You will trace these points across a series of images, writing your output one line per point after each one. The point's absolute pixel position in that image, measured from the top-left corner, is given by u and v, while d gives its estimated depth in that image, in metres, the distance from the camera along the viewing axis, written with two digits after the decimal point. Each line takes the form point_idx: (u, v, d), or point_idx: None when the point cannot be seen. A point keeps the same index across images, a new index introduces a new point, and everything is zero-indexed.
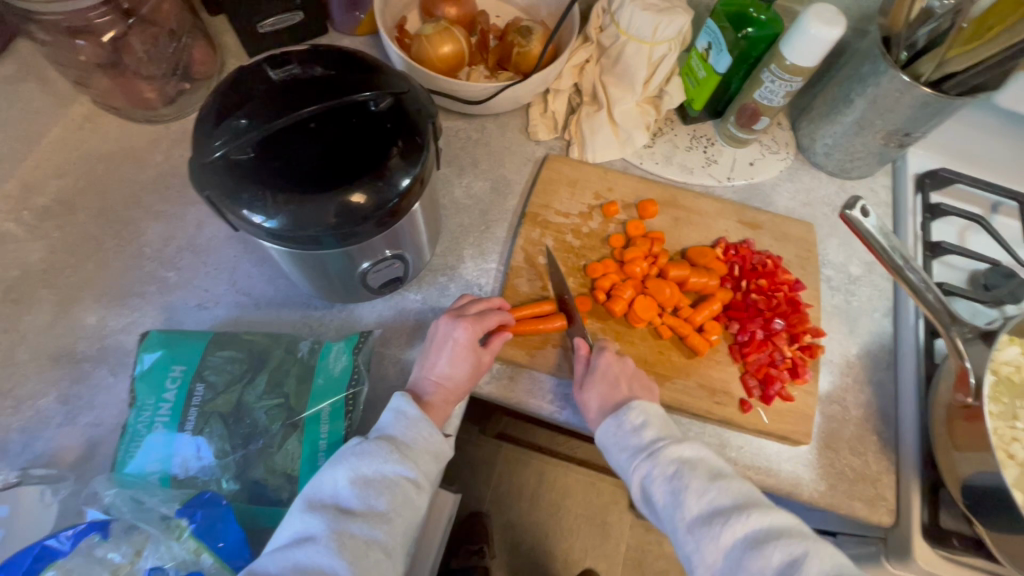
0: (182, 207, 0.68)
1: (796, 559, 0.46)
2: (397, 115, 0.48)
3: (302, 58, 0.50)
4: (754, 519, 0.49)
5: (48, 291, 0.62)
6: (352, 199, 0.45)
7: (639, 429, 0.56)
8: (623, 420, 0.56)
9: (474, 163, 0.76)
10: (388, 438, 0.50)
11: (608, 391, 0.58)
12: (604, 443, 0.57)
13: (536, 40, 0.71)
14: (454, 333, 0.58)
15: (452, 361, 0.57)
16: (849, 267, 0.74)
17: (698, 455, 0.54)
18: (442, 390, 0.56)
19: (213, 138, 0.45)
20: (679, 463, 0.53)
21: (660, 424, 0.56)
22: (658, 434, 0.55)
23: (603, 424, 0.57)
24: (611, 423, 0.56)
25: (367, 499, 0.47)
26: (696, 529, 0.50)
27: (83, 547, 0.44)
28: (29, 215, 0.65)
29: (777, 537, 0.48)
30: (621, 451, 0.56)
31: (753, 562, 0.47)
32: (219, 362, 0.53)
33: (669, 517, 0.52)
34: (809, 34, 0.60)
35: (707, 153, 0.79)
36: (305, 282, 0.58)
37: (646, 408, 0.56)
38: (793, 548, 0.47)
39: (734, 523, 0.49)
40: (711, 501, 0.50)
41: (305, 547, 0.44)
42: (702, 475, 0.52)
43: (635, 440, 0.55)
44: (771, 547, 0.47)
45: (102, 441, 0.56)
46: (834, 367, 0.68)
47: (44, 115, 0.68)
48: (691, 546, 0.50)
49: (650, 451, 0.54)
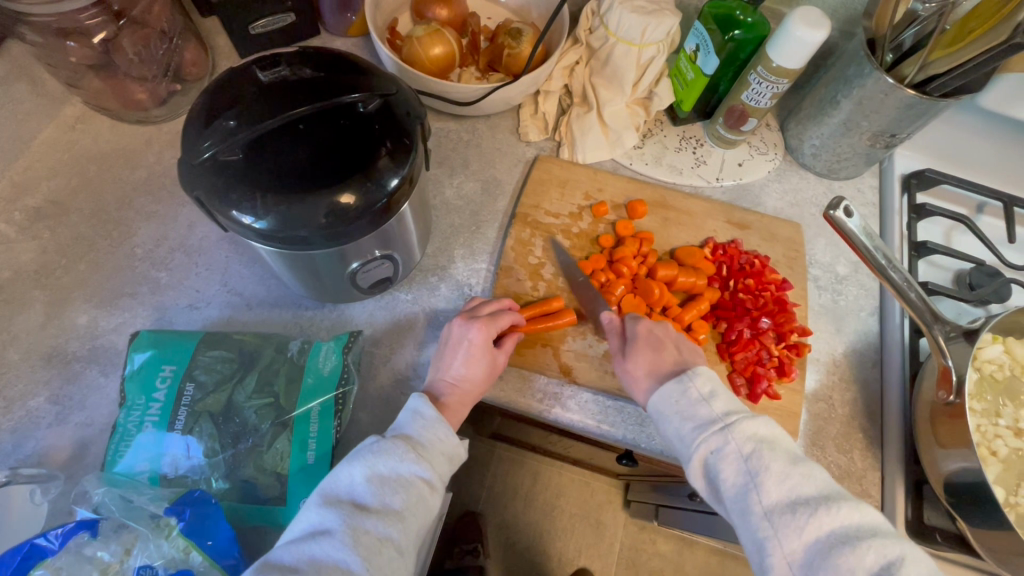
0: (173, 207, 0.68)
1: (889, 563, 0.42)
2: (385, 116, 0.48)
3: (291, 60, 0.50)
4: (844, 514, 0.44)
5: (40, 291, 0.62)
6: (341, 200, 0.45)
7: (708, 401, 0.53)
8: (688, 387, 0.54)
9: (465, 164, 0.76)
10: (404, 437, 0.51)
11: (654, 354, 0.59)
12: (666, 412, 0.54)
13: (526, 41, 0.71)
14: (469, 335, 0.59)
15: (467, 363, 0.58)
16: (836, 266, 0.75)
17: (774, 436, 0.50)
18: (457, 392, 0.57)
19: (202, 140, 0.45)
20: (756, 441, 0.49)
21: (730, 398, 0.53)
22: (729, 409, 0.52)
23: (663, 390, 0.55)
24: (674, 390, 0.54)
25: (382, 496, 0.47)
26: (773, 514, 0.46)
27: (71, 546, 0.44)
28: (20, 216, 0.65)
29: (869, 536, 0.43)
30: (686, 421, 0.53)
31: (840, 559, 0.42)
32: (208, 361, 0.54)
33: (740, 497, 0.48)
34: (795, 36, 0.60)
35: (697, 153, 0.80)
36: (296, 282, 0.58)
37: (712, 378, 0.54)
38: (887, 550, 0.43)
39: (820, 513, 0.45)
40: (792, 488, 0.46)
41: (321, 541, 0.44)
42: (781, 459, 0.48)
43: (704, 412, 0.52)
44: (862, 545, 0.43)
45: (93, 440, 0.56)
46: (821, 366, 0.68)
47: (35, 116, 0.68)
48: (766, 532, 0.45)
49: (723, 425, 0.51)
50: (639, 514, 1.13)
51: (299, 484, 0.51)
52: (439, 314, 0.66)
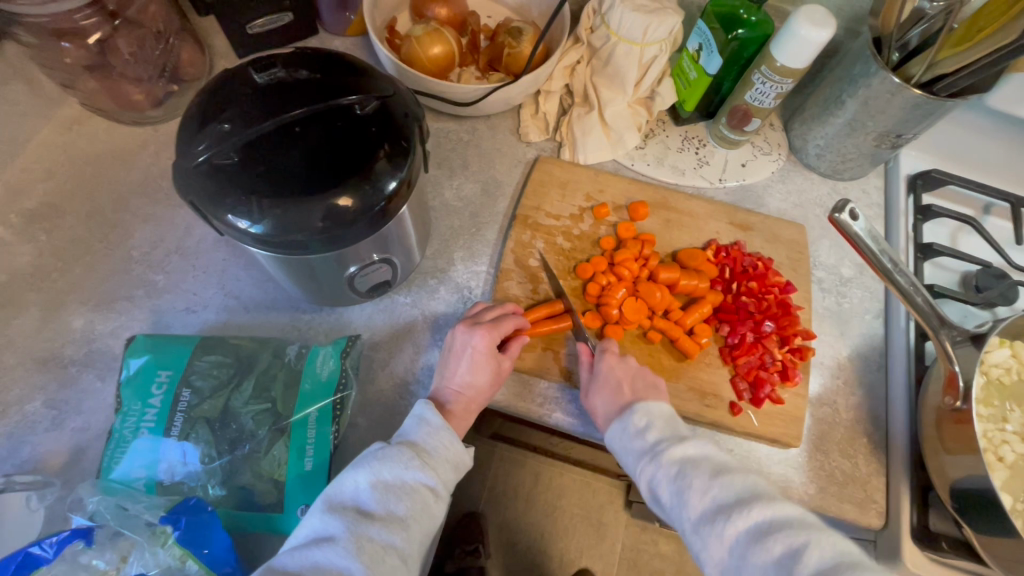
0: (170, 210, 0.67)
1: (798, 550, 0.44)
2: (382, 119, 0.47)
3: (287, 61, 0.49)
4: (757, 513, 0.47)
5: (36, 295, 0.62)
6: (339, 203, 0.44)
7: (642, 432, 0.55)
8: (626, 423, 0.55)
9: (465, 164, 0.75)
10: (409, 443, 0.50)
11: (613, 397, 0.57)
12: (613, 446, 0.57)
13: (526, 41, 0.70)
14: (472, 341, 0.58)
15: (472, 369, 0.57)
16: (840, 268, 0.74)
17: (701, 452, 0.52)
18: (463, 399, 0.57)
19: (196, 143, 0.45)
20: (682, 461, 0.51)
21: (665, 426, 0.55)
22: (662, 435, 0.54)
23: (609, 428, 0.57)
24: (615, 427, 0.56)
25: (387, 503, 0.47)
26: (700, 527, 0.48)
27: (66, 554, 0.43)
28: (17, 218, 0.65)
29: (782, 530, 0.45)
30: (627, 454, 0.55)
31: (756, 557, 0.45)
32: (205, 367, 0.53)
33: (675, 516, 0.50)
34: (799, 36, 0.59)
35: (699, 154, 0.79)
36: (293, 286, 0.57)
37: (649, 409, 0.56)
38: (796, 540, 0.44)
39: (734, 518, 0.47)
40: (714, 497, 0.49)
41: (324, 547, 0.43)
42: (704, 471, 0.51)
43: (638, 442, 0.55)
44: (771, 539, 0.45)
45: (89, 446, 0.56)
46: (825, 370, 0.68)
47: (31, 118, 0.67)
48: (698, 543, 0.48)
49: (653, 451, 0.53)
50: (641, 515, 1.12)
51: (296, 491, 0.51)
52: (439, 318, 0.65)
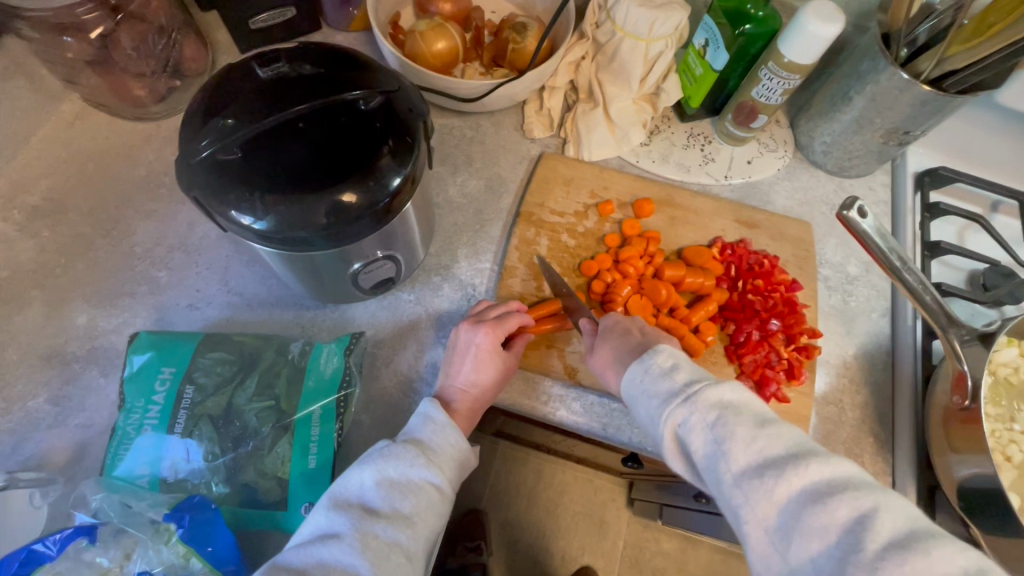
0: (173, 206, 0.67)
1: (865, 515, 0.37)
2: (387, 114, 0.47)
3: (290, 56, 0.49)
4: (814, 470, 0.39)
5: (39, 291, 0.62)
6: (343, 199, 0.44)
7: (669, 372, 0.47)
8: (649, 364, 0.49)
9: (468, 161, 0.75)
10: (415, 441, 0.50)
11: (621, 342, 0.55)
12: (631, 393, 0.49)
13: (531, 36, 0.70)
14: (476, 339, 0.58)
15: (476, 367, 0.57)
16: (846, 266, 0.74)
17: (742, 398, 0.45)
18: (468, 397, 0.57)
19: (200, 138, 0.44)
20: (720, 407, 0.44)
21: (694, 369, 0.48)
22: (691, 376, 0.47)
23: (627, 373, 0.50)
24: (636, 368, 0.49)
25: (392, 501, 0.47)
26: (743, 482, 0.41)
27: (70, 551, 0.43)
28: (19, 214, 0.65)
29: (843, 490, 0.38)
30: (651, 398, 0.47)
31: (814, 519, 0.38)
32: (208, 364, 0.53)
33: (709, 470, 0.43)
34: (807, 31, 0.59)
35: (705, 151, 0.78)
36: (297, 283, 0.57)
37: (673, 352, 0.49)
38: (861, 503, 0.37)
39: (789, 474, 0.40)
40: (760, 450, 0.41)
41: (329, 544, 0.43)
42: (747, 420, 0.43)
43: (666, 385, 0.47)
44: (834, 501, 0.38)
45: (92, 443, 0.56)
46: (831, 368, 0.67)
47: (33, 113, 0.67)
48: (739, 500, 0.41)
49: (685, 394, 0.45)
50: (643, 513, 1.12)
51: (299, 489, 0.50)
52: (443, 316, 0.65)
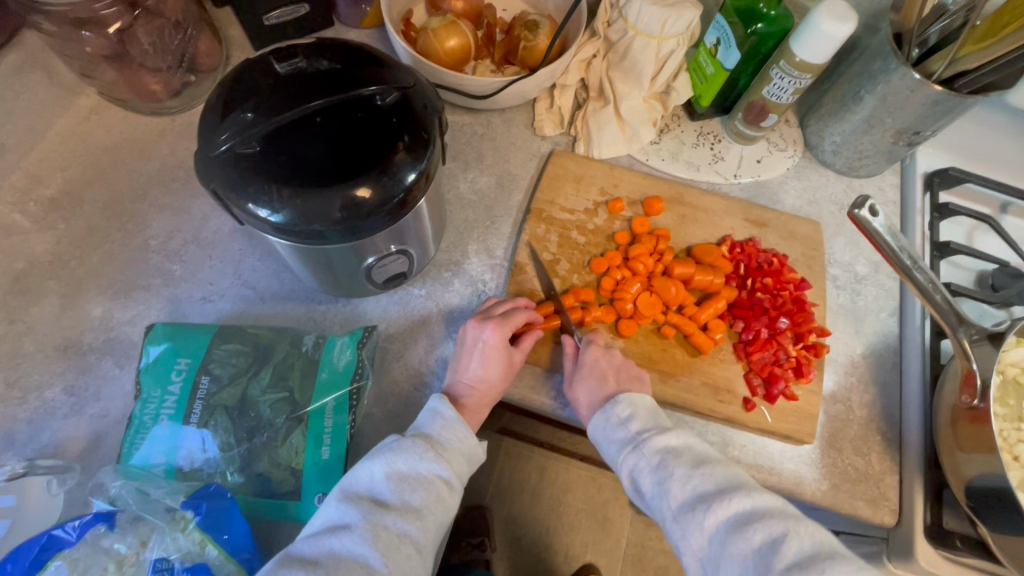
0: (187, 200, 0.68)
1: (777, 539, 0.45)
2: (403, 110, 0.47)
3: (308, 51, 0.49)
4: (736, 503, 0.47)
5: (55, 283, 0.63)
6: (358, 194, 0.44)
7: (625, 421, 0.55)
8: (610, 414, 0.55)
9: (479, 158, 0.75)
10: (424, 436, 0.51)
11: (598, 386, 0.57)
12: (596, 436, 0.57)
13: (543, 34, 0.70)
14: (484, 336, 0.58)
15: (484, 365, 0.58)
16: (855, 266, 0.74)
17: (683, 444, 0.53)
18: (476, 393, 0.57)
19: (219, 132, 0.45)
20: (666, 452, 0.52)
21: (648, 415, 0.56)
22: (643, 425, 0.54)
23: (592, 419, 0.57)
24: (599, 419, 0.56)
25: (402, 493, 0.47)
26: (680, 516, 0.49)
27: (89, 537, 0.44)
28: (36, 206, 0.66)
29: (758, 519, 0.46)
30: (609, 444, 0.55)
31: (736, 546, 0.45)
32: (223, 355, 0.53)
33: (655, 505, 0.51)
34: (820, 30, 0.59)
35: (715, 149, 0.78)
36: (311, 276, 0.57)
37: (633, 400, 0.56)
38: (774, 530, 0.45)
39: (716, 507, 0.48)
40: (695, 488, 0.49)
41: (340, 535, 0.44)
42: (686, 462, 0.51)
43: (622, 432, 0.55)
44: (752, 528, 0.45)
45: (108, 432, 0.56)
46: (838, 367, 0.67)
47: (49, 107, 0.68)
48: (677, 533, 0.49)
49: (636, 441, 0.53)
50: None
51: (313, 479, 0.51)
52: (453, 311, 0.65)
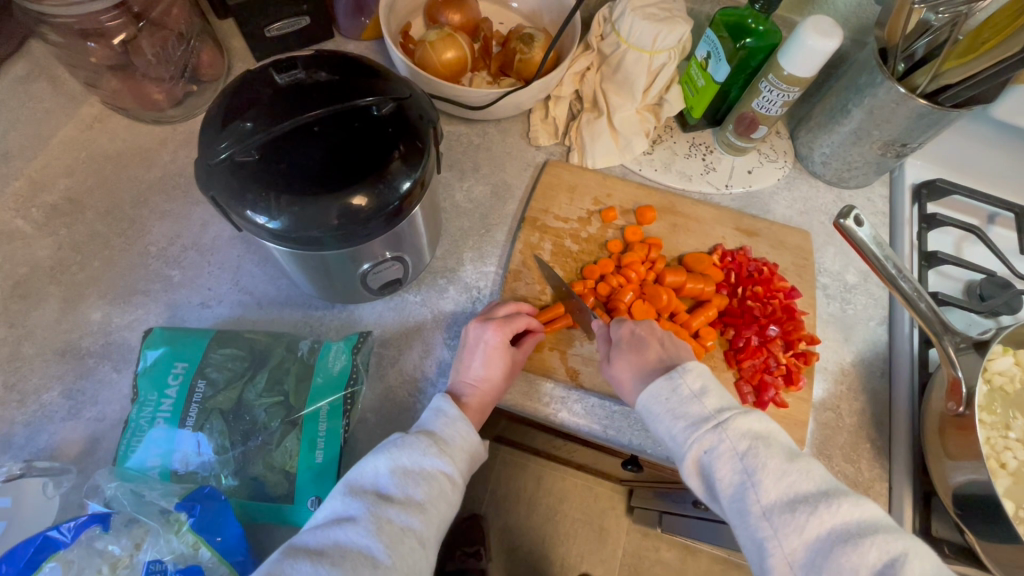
0: (187, 207, 0.69)
1: (895, 559, 0.41)
2: (399, 120, 0.49)
3: (308, 63, 0.51)
4: (845, 510, 0.43)
5: (55, 287, 0.63)
6: (354, 201, 0.46)
7: (699, 397, 0.51)
8: (677, 384, 0.52)
9: (475, 167, 0.77)
10: (428, 432, 0.52)
11: (637, 355, 0.57)
12: (656, 409, 0.52)
13: (538, 47, 0.72)
14: (486, 336, 0.59)
15: (487, 362, 0.58)
16: (845, 275, 0.75)
17: (769, 431, 0.49)
18: (479, 392, 0.58)
19: (219, 140, 0.46)
20: (750, 439, 0.48)
21: (723, 395, 0.52)
22: (721, 406, 0.50)
23: (651, 387, 0.53)
24: (664, 388, 0.52)
25: (405, 487, 0.48)
26: (772, 515, 0.45)
27: (83, 539, 0.44)
28: (38, 212, 0.67)
29: (873, 533, 0.42)
30: (676, 420, 0.51)
31: (845, 558, 0.41)
32: (220, 359, 0.54)
33: (737, 498, 0.46)
34: (806, 45, 0.60)
35: (706, 160, 0.80)
36: (307, 281, 0.58)
37: (704, 374, 0.52)
38: (892, 548, 0.41)
39: (820, 511, 0.43)
40: (790, 485, 0.45)
41: (345, 527, 0.45)
42: (777, 453, 0.47)
43: (697, 409, 0.50)
44: (867, 543, 0.41)
45: (105, 435, 0.57)
46: (829, 375, 0.68)
47: (54, 115, 0.69)
48: (765, 532, 0.44)
49: (716, 422, 0.49)
50: (643, 521, 1.12)
51: (307, 482, 0.51)
52: (447, 317, 0.66)
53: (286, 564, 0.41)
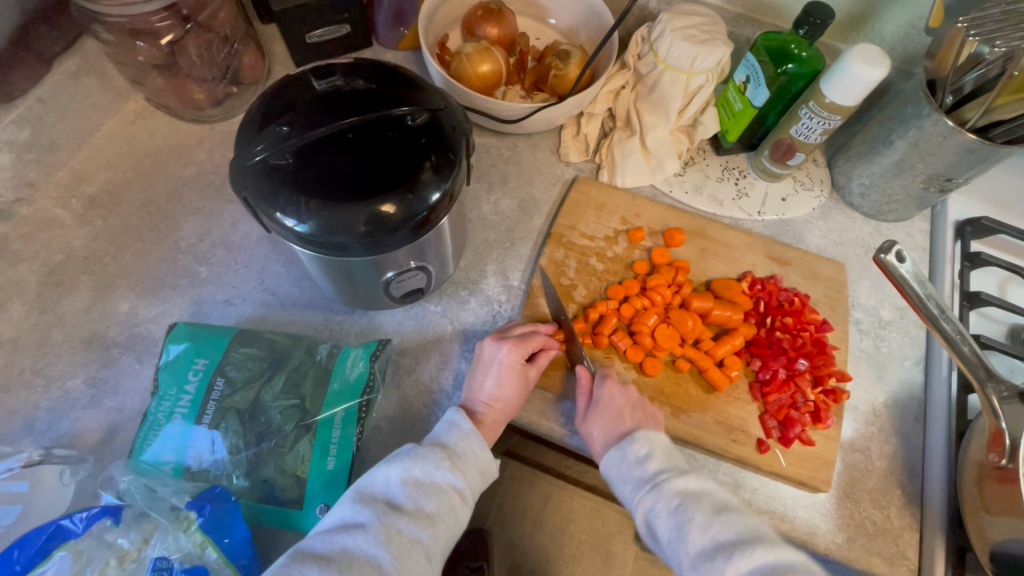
0: (220, 205, 0.70)
1: None
2: (432, 130, 0.49)
3: (346, 70, 0.51)
4: (759, 555, 0.46)
5: (87, 277, 0.65)
6: (382, 210, 0.45)
7: (642, 460, 0.55)
8: (625, 451, 0.55)
9: (504, 180, 0.77)
10: (441, 445, 0.51)
11: (613, 422, 0.57)
12: (607, 472, 0.56)
13: (574, 63, 0.71)
14: (500, 355, 0.58)
15: (500, 383, 0.58)
16: (880, 310, 0.72)
17: (704, 488, 0.52)
18: (493, 410, 0.57)
19: (255, 143, 0.47)
20: (683, 495, 0.52)
21: (665, 457, 0.55)
22: (662, 466, 0.54)
23: (605, 453, 0.56)
24: (614, 454, 0.56)
25: (416, 499, 0.47)
26: (699, 564, 0.48)
27: (94, 530, 0.44)
28: (77, 203, 0.68)
29: None
30: (624, 482, 0.55)
31: None
32: (240, 358, 0.54)
33: (672, 551, 0.50)
34: (851, 73, 0.59)
35: (739, 185, 0.78)
36: (330, 286, 0.58)
37: (649, 438, 0.56)
38: None
39: (736, 559, 0.47)
40: (714, 536, 0.49)
41: (353, 534, 0.44)
42: (705, 508, 0.51)
43: (638, 472, 0.54)
44: None
45: (123, 425, 0.58)
46: (858, 415, 0.65)
47: (100, 109, 0.71)
48: None
49: (653, 482, 0.53)
50: None
51: (317, 490, 0.51)
52: (467, 329, 0.66)
53: (292, 569, 0.41)
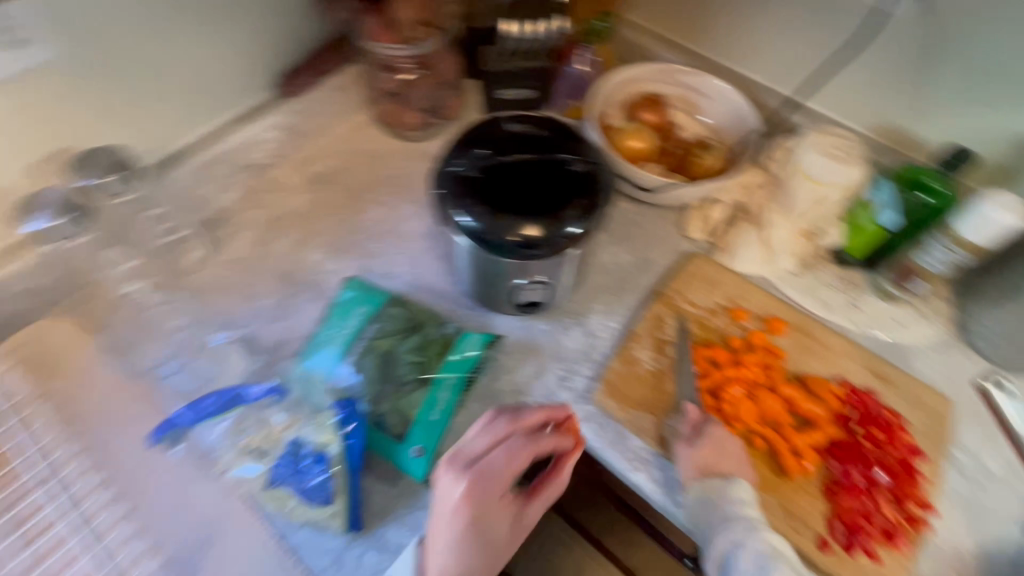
0: (401, 203, 0.88)
1: None
2: (588, 181, 0.61)
3: (536, 121, 0.66)
4: None
5: (293, 230, 0.84)
6: (533, 229, 0.58)
7: (741, 503, 0.61)
8: (729, 489, 0.61)
9: (628, 238, 0.86)
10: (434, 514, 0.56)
11: (715, 458, 0.63)
12: (700, 499, 0.61)
13: (711, 156, 0.85)
14: (489, 419, 0.59)
15: (483, 444, 0.57)
16: (986, 460, 0.69)
17: (785, 549, 0.59)
18: (467, 467, 0.56)
19: (458, 157, 0.62)
20: (770, 547, 0.58)
21: (755, 508, 0.62)
22: (755, 516, 0.60)
23: (707, 483, 0.61)
24: (718, 486, 0.61)
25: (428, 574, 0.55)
26: None
27: (263, 402, 0.59)
28: (303, 176, 0.90)
29: None
30: (717, 514, 0.60)
31: None
32: (390, 315, 0.68)
33: None
34: (989, 216, 0.64)
35: (853, 297, 0.80)
36: (470, 281, 0.71)
37: (749, 489, 0.62)
38: None
39: None
40: None
41: None
42: (788, 566, 0.57)
43: (735, 510, 0.60)
44: None
45: (287, 344, 0.73)
46: (939, 556, 0.63)
47: (339, 114, 0.94)
48: None
49: (750, 525, 0.59)
50: None
51: (419, 432, 0.62)
52: (565, 351, 0.74)
53: None
